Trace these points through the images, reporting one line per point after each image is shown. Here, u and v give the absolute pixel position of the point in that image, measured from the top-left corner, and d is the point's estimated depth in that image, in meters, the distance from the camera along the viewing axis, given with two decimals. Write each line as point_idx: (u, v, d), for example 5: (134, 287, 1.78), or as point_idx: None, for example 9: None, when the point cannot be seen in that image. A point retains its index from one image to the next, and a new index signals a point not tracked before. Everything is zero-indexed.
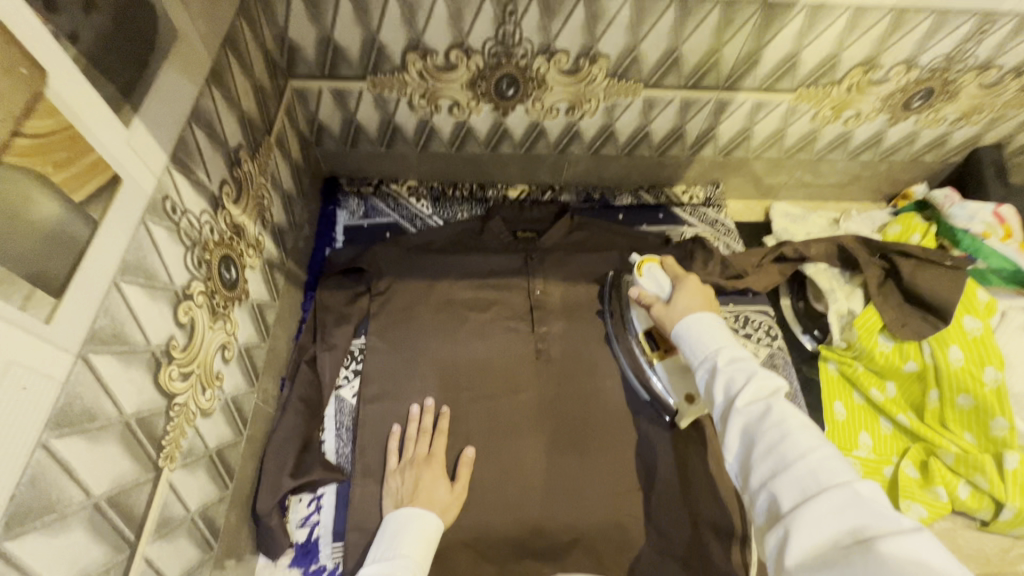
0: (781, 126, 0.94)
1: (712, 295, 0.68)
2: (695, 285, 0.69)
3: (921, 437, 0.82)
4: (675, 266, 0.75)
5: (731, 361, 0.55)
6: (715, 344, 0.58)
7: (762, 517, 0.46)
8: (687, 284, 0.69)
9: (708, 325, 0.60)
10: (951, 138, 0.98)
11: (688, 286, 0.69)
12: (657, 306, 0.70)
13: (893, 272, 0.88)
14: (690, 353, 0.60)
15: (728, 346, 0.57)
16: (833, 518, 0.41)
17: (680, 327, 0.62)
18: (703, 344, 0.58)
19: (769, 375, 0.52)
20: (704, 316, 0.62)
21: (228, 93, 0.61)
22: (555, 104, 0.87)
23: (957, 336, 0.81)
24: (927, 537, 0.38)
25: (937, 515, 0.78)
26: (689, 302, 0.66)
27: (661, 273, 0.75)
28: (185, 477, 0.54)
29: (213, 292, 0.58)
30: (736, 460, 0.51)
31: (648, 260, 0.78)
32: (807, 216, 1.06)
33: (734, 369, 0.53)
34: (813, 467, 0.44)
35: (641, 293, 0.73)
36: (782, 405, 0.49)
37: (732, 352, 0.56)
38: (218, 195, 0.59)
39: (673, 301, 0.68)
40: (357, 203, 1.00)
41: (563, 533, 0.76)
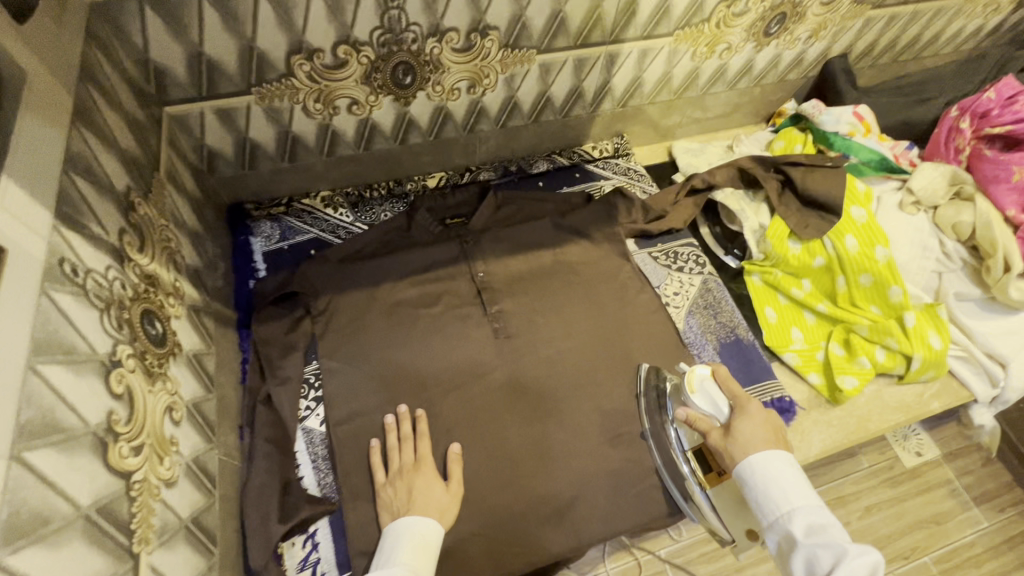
0: (667, 69, 1.00)
1: (774, 420, 0.70)
2: (757, 412, 0.70)
3: (840, 320, 0.94)
4: (729, 380, 0.76)
5: (809, 533, 0.58)
6: (788, 504, 0.61)
7: None
8: (748, 411, 0.71)
9: (777, 475, 0.63)
10: (807, 55, 1.09)
11: (750, 412, 0.71)
12: (716, 434, 0.73)
13: (788, 182, 0.98)
14: (761, 507, 0.63)
15: (804, 510, 0.60)
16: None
17: (744, 468, 0.65)
18: (774, 501, 0.62)
19: (858, 554, 0.52)
20: (770, 456, 0.64)
21: (101, 132, 0.54)
22: (455, 84, 0.86)
23: (850, 226, 0.92)
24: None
25: (865, 382, 0.90)
26: (754, 435, 0.68)
27: (715, 388, 0.76)
28: (167, 557, 0.49)
29: (143, 352, 0.53)
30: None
31: (700, 371, 0.78)
32: (704, 148, 1.14)
33: (815, 546, 0.55)
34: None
35: (694, 417, 0.75)
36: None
37: (809, 519, 0.59)
38: (120, 247, 0.53)
39: (735, 430, 0.70)
40: (270, 226, 0.93)
41: (562, 494, 0.78)
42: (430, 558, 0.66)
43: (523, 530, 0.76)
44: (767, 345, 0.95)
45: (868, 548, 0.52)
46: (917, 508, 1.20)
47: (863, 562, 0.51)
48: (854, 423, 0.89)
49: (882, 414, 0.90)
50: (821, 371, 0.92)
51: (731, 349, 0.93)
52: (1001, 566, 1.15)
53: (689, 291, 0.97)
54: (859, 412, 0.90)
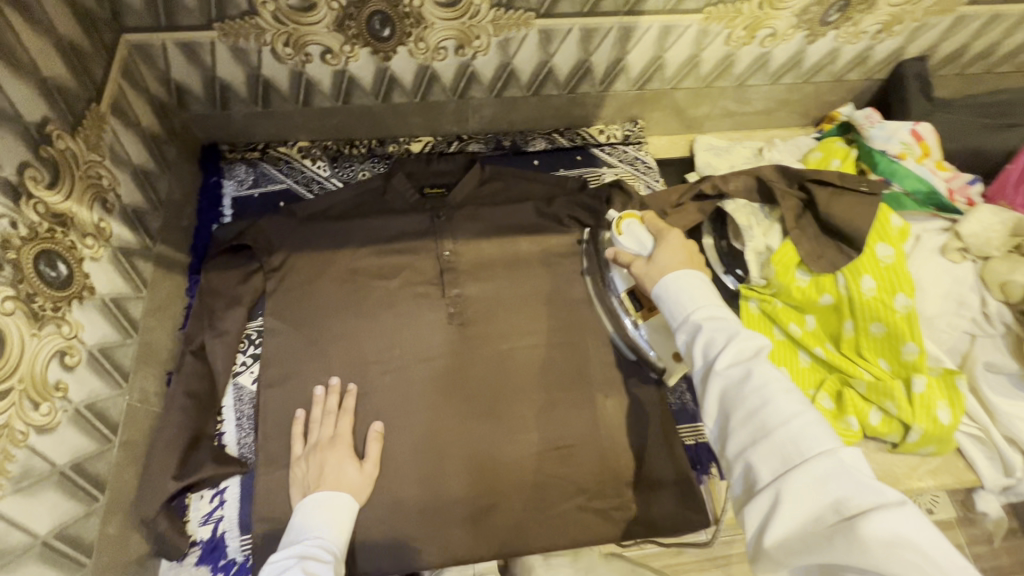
0: (694, 51, 0.86)
1: (694, 250, 0.67)
2: (676, 240, 0.68)
3: (837, 368, 0.82)
4: (656, 222, 0.74)
5: (712, 322, 0.54)
6: (694, 305, 0.57)
7: (742, 485, 0.48)
8: (669, 241, 0.68)
9: (688, 286, 0.59)
10: (874, 53, 0.92)
11: (670, 243, 0.68)
12: (638, 264, 0.68)
13: (811, 204, 0.84)
14: (670, 313, 0.59)
15: (708, 308, 0.56)
16: (814, 484, 0.43)
17: (661, 287, 0.61)
18: (682, 307, 0.58)
19: (749, 335, 0.53)
20: (684, 274, 0.61)
21: (16, 59, 0.52)
22: (440, 43, 0.78)
23: (871, 265, 0.80)
24: (909, 509, 0.40)
25: (847, 443, 0.79)
26: (672, 260, 0.64)
27: (641, 229, 0.74)
28: (22, 503, 0.49)
29: (31, 295, 0.51)
30: (717, 425, 0.52)
31: (627, 216, 0.76)
32: (731, 147, 1.01)
33: (716, 332, 0.53)
34: (794, 436, 0.45)
35: (619, 253, 0.71)
36: (763, 369, 0.50)
37: (713, 314, 0.56)
38: (18, 183, 0.51)
39: (655, 258, 0.66)
40: (245, 171, 0.90)
41: (482, 498, 0.75)
42: (346, 538, 0.65)
43: (435, 527, 0.73)
44: None
45: (758, 333, 0.53)
46: None
47: (753, 344, 0.52)
48: None
49: None
50: None
51: None
52: None
53: None
54: None
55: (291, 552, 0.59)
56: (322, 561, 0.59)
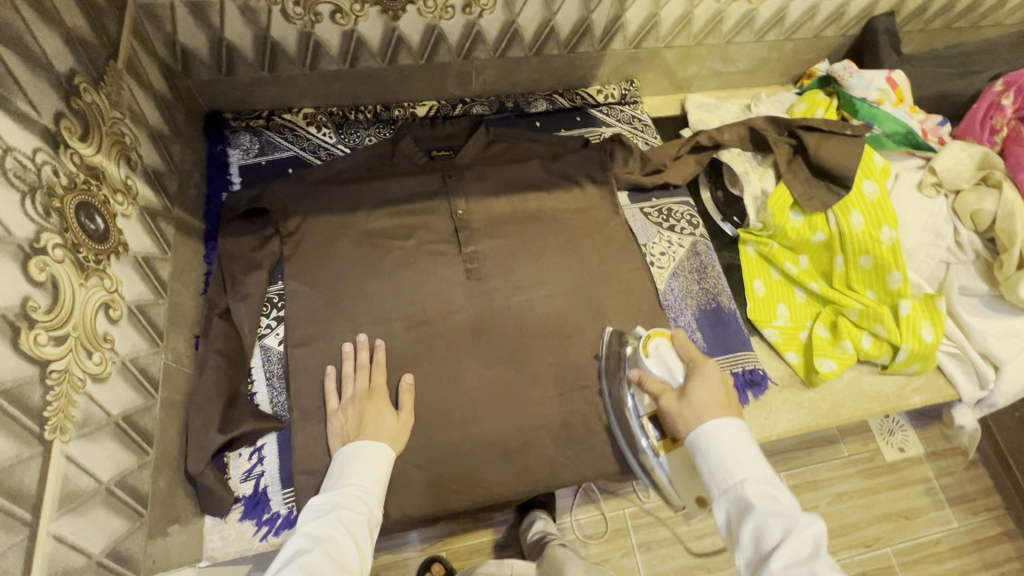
0: (687, 9, 0.91)
1: (731, 387, 0.64)
2: (714, 374, 0.64)
3: (831, 300, 0.89)
4: (688, 345, 0.70)
5: (763, 502, 0.53)
6: (742, 474, 0.56)
7: None
8: (706, 374, 0.64)
9: (733, 444, 0.57)
10: (848, 9, 0.99)
11: (705, 375, 0.64)
12: (670, 397, 0.65)
13: (801, 148, 0.90)
14: (710, 475, 0.57)
15: (758, 481, 0.55)
16: None
17: (699, 435, 0.59)
18: (728, 471, 0.56)
19: (806, 523, 0.51)
20: (725, 426, 0.58)
21: (43, 6, 0.51)
22: (448, 1, 0.79)
23: (858, 202, 0.86)
24: None
25: (844, 367, 0.86)
26: (709, 401, 0.61)
27: (671, 352, 0.70)
28: (86, 448, 0.49)
29: (76, 245, 0.51)
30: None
31: (657, 335, 0.73)
32: (720, 104, 1.06)
33: (769, 515, 0.52)
34: None
35: (646, 378, 0.69)
36: (824, 574, 0.47)
37: (764, 489, 0.54)
38: (55, 132, 0.50)
39: (689, 394, 0.63)
40: (250, 139, 0.89)
41: (514, 439, 0.78)
42: (383, 484, 0.67)
43: (471, 469, 0.76)
44: (749, 318, 0.91)
45: (814, 521, 0.51)
46: (887, 501, 1.18)
47: (810, 536, 0.50)
48: (825, 407, 0.86)
49: (857, 400, 0.86)
50: (801, 351, 0.88)
51: (709, 319, 0.88)
52: (963, 565, 1.15)
53: (677, 253, 0.92)
54: (833, 397, 0.87)
55: (326, 501, 0.62)
56: (354, 513, 0.61)
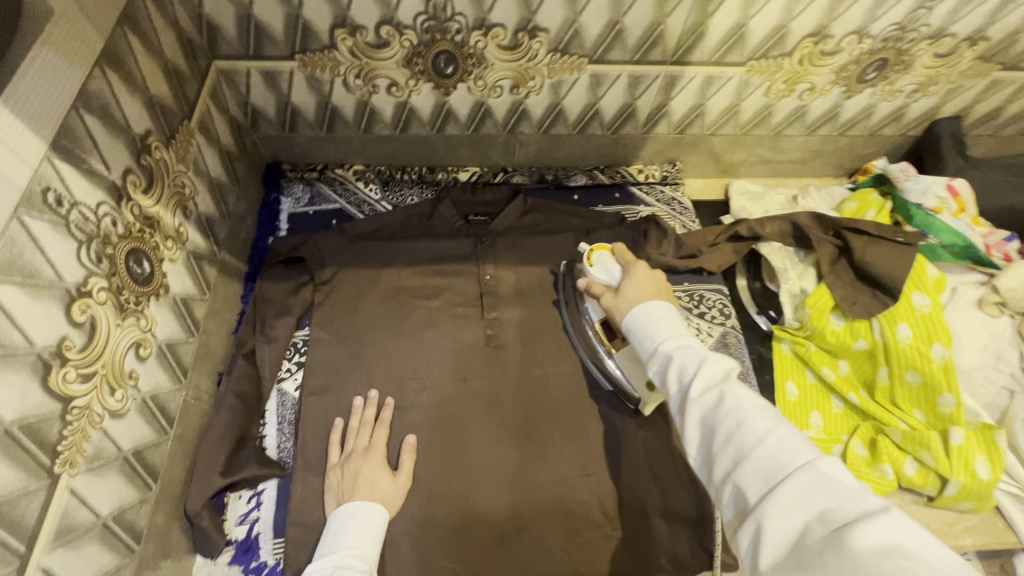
0: (734, 101, 0.91)
1: (662, 279, 0.67)
2: (644, 271, 0.67)
3: (871, 416, 0.82)
4: (625, 253, 0.73)
5: (679, 346, 0.54)
6: (662, 334, 0.56)
7: (731, 512, 0.46)
8: (636, 272, 0.67)
9: (654, 314, 0.59)
10: (909, 110, 0.95)
11: (636, 274, 0.67)
12: (607, 297, 0.68)
13: (846, 251, 0.86)
14: (639, 346, 0.58)
15: (676, 335, 0.55)
16: (800, 503, 0.41)
17: (628, 320, 0.61)
18: (650, 336, 0.57)
19: (718, 357, 0.51)
20: (650, 305, 0.60)
21: (131, 78, 0.58)
22: (498, 81, 0.83)
23: (907, 314, 0.80)
24: (897, 516, 0.37)
25: (882, 492, 0.78)
26: (640, 291, 0.64)
27: (610, 260, 0.73)
28: (92, 481, 0.52)
29: (119, 288, 0.55)
30: (698, 452, 0.50)
31: (598, 248, 0.75)
32: (766, 193, 1.04)
33: (685, 357, 0.52)
34: (773, 452, 0.43)
35: (590, 284, 0.71)
36: (735, 392, 0.48)
37: (679, 341, 0.55)
38: (121, 186, 0.56)
39: (622, 290, 0.66)
40: (302, 189, 0.95)
41: (510, 521, 0.75)
42: (378, 546, 0.65)
43: (460, 549, 0.73)
44: None
45: (727, 355, 0.52)
46: None
47: (721, 367, 0.50)
48: None
49: None
50: None
51: None
52: None
53: (704, 340, 0.89)
54: None
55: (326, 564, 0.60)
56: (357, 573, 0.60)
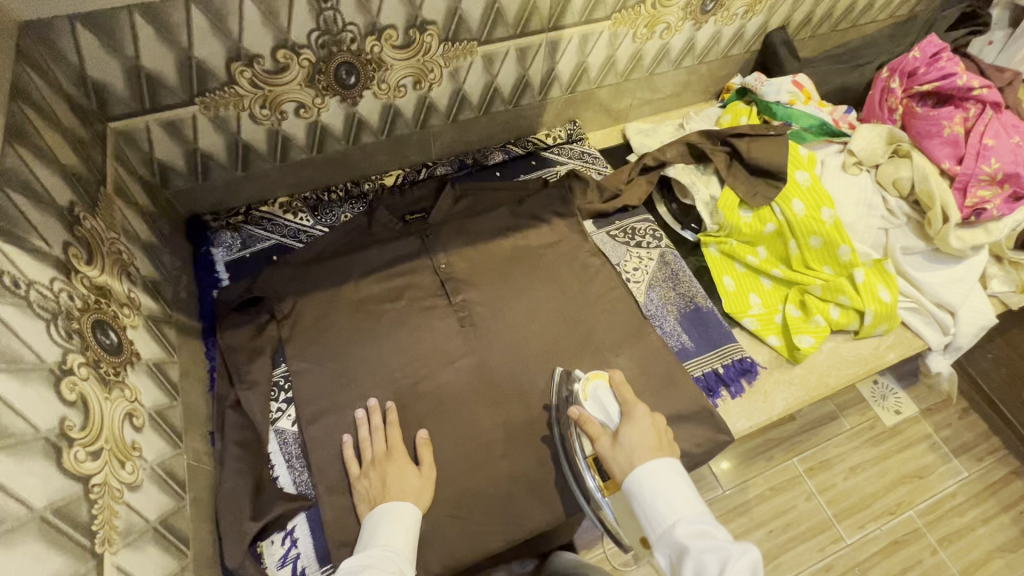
0: (610, 53, 1.02)
1: (660, 427, 0.72)
2: (644, 418, 0.71)
3: (794, 282, 0.97)
4: (622, 386, 0.76)
5: (695, 539, 0.59)
6: (674, 515, 0.62)
7: None
8: (636, 418, 0.71)
9: (664, 486, 0.64)
10: (747, 29, 1.12)
11: (637, 420, 0.71)
12: (603, 441, 0.72)
13: (735, 154, 1.01)
14: (649, 520, 0.64)
15: (690, 523, 0.61)
16: None
17: (631, 479, 0.66)
18: (662, 515, 0.63)
19: (738, 551, 0.55)
20: (658, 466, 0.65)
21: (40, 149, 0.55)
22: (400, 81, 0.87)
23: (796, 191, 0.95)
24: None
25: (821, 338, 0.93)
26: (640, 444, 0.69)
27: (608, 394, 0.76)
28: (134, 556, 0.50)
29: (97, 361, 0.53)
30: None
31: (596, 377, 0.79)
32: (657, 128, 1.17)
33: (702, 550, 0.57)
34: None
35: (587, 419, 0.73)
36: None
37: (695, 528, 0.60)
38: (65, 260, 0.54)
39: (622, 438, 0.70)
40: (231, 236, 0.93)
41: (535, 468, 0.80)
42: (411, 539, 0.68)
43: (501, 510, 0.77)
44: (727, 313, 0.97)
45: (748, 548, 0.55)
46: (898, 464, 1.24)
47: (744, 562, 0.54)
48: (814, 380, 0.92)
49: (839, 367, 0.93)
50: (780, 333, 0.95)
51: (691, 319, 0.95)
52: (982, 512, 1.20)
53: (648, 266, 0.99)
54: (819, 370, 0.93)
55: (358, 565, 0.64)
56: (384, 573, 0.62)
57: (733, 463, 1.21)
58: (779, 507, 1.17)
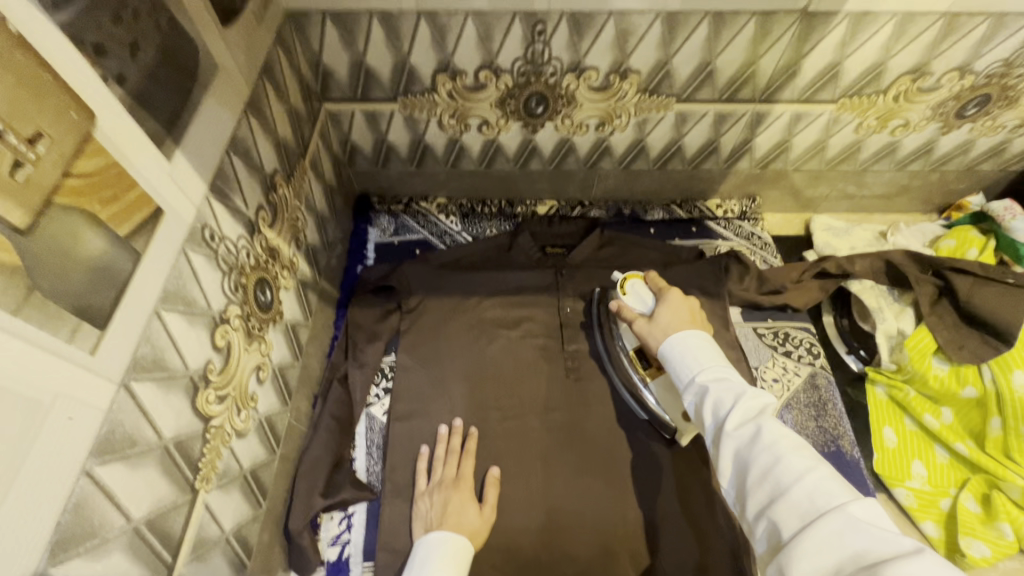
0: (822, 137, 0.90)
1: (695, 307, 0.67)
2: (678, 298, 0.67)
3: (983, 468, 0.77)
4: (658, 279, 0.72)
5: (718, 381, 0.55)
6: (700, 364, 0.58)
7: (764, 544, 0.47)
8: (669, 298, 0.67)
9: (692, 346, 0.59)
10: (1010, 145, 0.91)
11: (671, 301, 0.67)
12: (640, 322, 0.68)
13: (948, 291, 0.82)
14: (674, 372, 0.60)
15: (712, 367, 0.57)
16: (831, 543, 0.42)
17: (665, 346, 0.61)
18: (686, 364, 0.58)
19: (756, 393, 0.53)
20: (686, 334, 0.61)
21: (265, 121, 0.63)
22: (585, 120, 0.86)
23: (1023, 360, 0.75)
24: (927, 557, 0.39)
25: (1001, 554, 0.73)
26: (673, 318, 0.65)
27: (643, 288, 0.72)
28: (220, 498, 0.55)
29: (249, 315, 0.60)
30: (732, 482, 0.52)
31: (631, 276, 0.74)
32: (851, 229, 1.01)
33: (722, 391, 0.54)
34: (809, 491, 0.45)
35: (621, 309, 0.71)
36: (772, 426, 0.50)
37: (717, 372, 0.56)
38: (254, 220, 0.61)
39: (656, 316, 0.66)
40: (388, 221, 1.00)
41: (593, 554, 0.73)
42: None
43: None
44: (876, 472, 0.81)
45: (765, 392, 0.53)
46: None
47: (760, 401, 0.52)
48: None
49: None
50: (942, 523, 0.76)
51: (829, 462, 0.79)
52: None
53: (792, 381, 0.85)
54: None
55: None
56: None
57: None
58: None
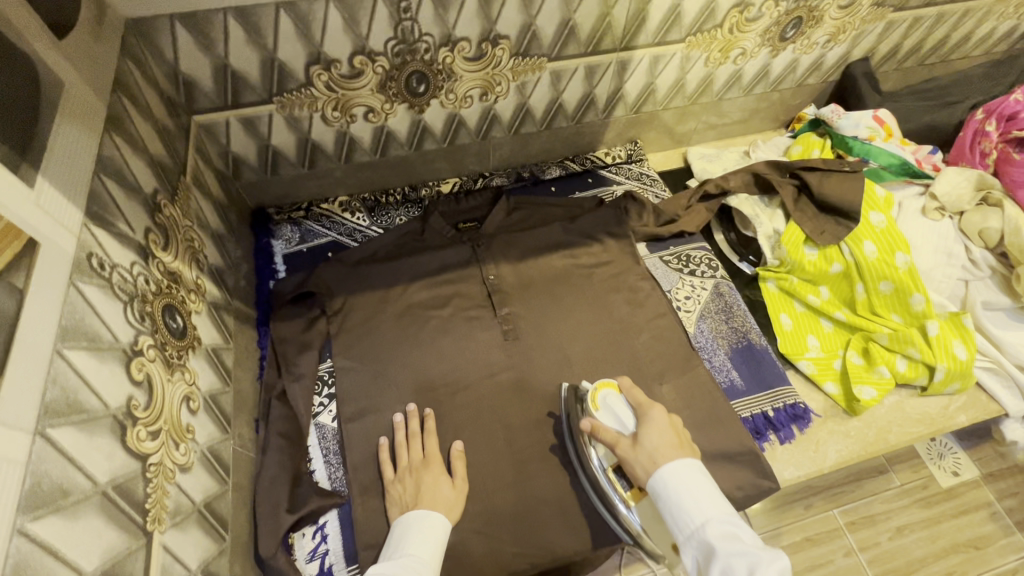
0: (680, 75, 1.00)
1: (679, 427, 0.67)
2: (661, 416, 0.66)
3: (858, 327, 0.91)
4: (634, 392, 0.71)
5: (725, 542, 0.54)
6: (703, 515, 0.57)
7: None
8: (653, 419, 0.66)
9: (691, 488, 0.59)
10: (826, 59, 1.08)
11: (655, 420, 0.66)
12: (623, 444, 0.66)
13: (804, 188, 0.97)
14: (675, 520, 0.58)
15: (719, 522, 0.56)
16: None
17: (657, 483, 0.60)
18: (688, 514, 0.57)
19: (768, 560, 0.50)
20: (680, 466, 0.60)
21: (132, 139, 0.59)
22: (468, 92, 0.88)
23: (868, 232, 0.90)
24: None
25: (884, 391, 0.87)
26: (660, 442, 0.63)
27: (619, 402, 0.71)
28: (178, 538, 0.52)
29: (163, 344, 0.56)
30: None
31: (604, 386, 0.73)
32: (721, 154, 1.14)
33: (731, 555, 0.52)
34: None
35: (598, 427, 0.68)
36: None
37: (724, 529, 0.55)
38: (145, 244, 0.57)
39: (641, 439, 0.65)
40: (291, 230, 0.96)
41: (566, 491, 0.78)
42: (439, 555, 0.66)
43: (529, 530, 0.75)
44: (781, 352, 0.93)
45: (778, 557, 0.51)
46: (951, 531, 1.10)
47: (774, 570, 0.49)
48: (872, 434, 0.87)
49: (901, 425, 0.87)
50: (838, 380, 0.90)
51: (742, 356, 0.90)
52: None
53: (701, 295, 0.96)
54: (878, 424, 0.88)
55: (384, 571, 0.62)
56: None
57: (765, 505, 1.11)
58: (814, 559, 1.06)
